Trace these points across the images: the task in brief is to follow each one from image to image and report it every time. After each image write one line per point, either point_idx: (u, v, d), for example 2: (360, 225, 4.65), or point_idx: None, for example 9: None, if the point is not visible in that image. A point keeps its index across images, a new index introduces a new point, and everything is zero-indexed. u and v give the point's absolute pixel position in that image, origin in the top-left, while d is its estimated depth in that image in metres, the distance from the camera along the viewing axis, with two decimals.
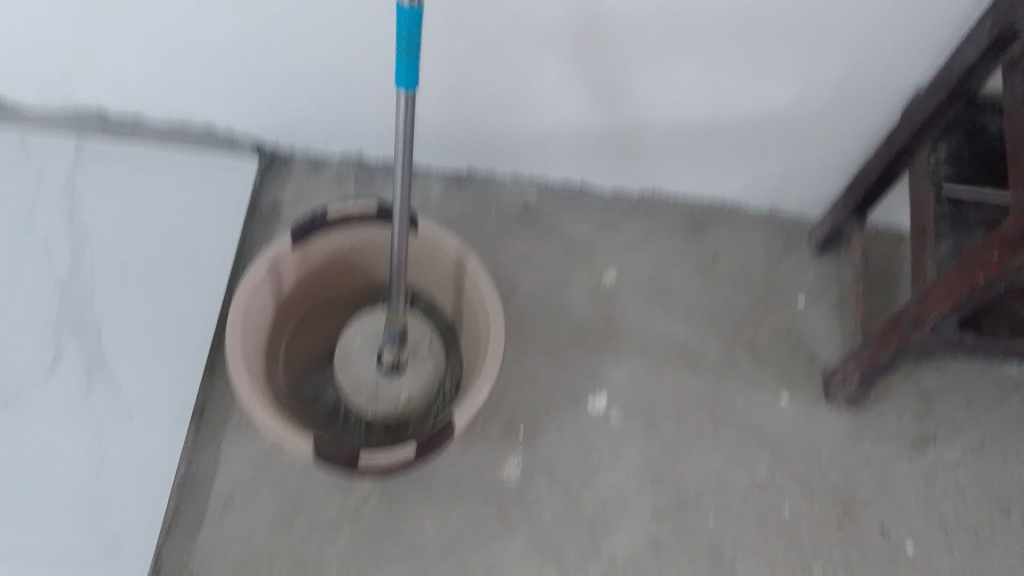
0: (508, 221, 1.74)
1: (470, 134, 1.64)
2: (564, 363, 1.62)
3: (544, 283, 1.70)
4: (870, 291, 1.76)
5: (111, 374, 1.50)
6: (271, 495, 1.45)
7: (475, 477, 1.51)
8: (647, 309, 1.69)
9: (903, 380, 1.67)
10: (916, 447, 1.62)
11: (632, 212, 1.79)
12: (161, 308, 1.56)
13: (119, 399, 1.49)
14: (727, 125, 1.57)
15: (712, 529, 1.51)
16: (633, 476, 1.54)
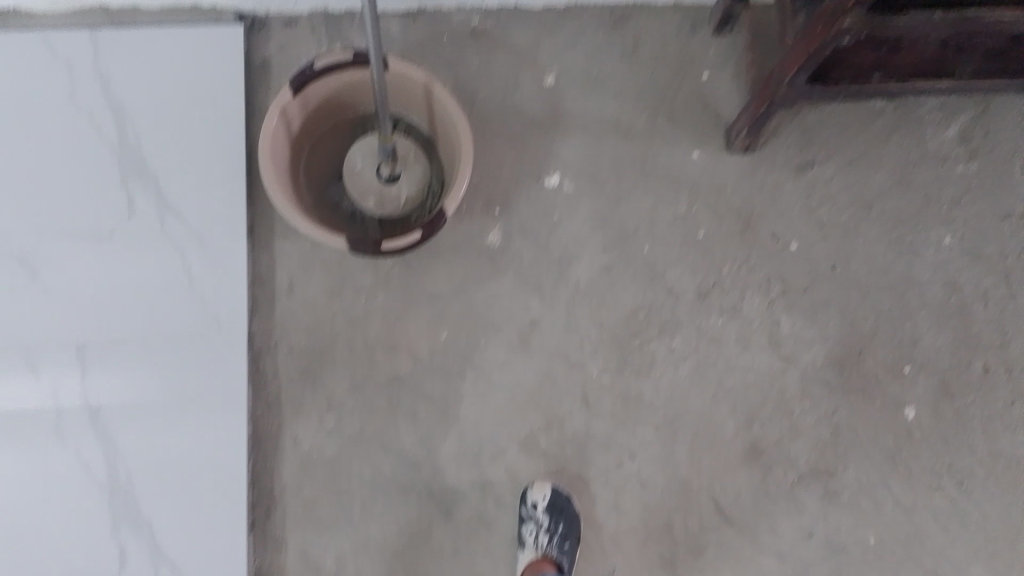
0: (464, 48, 1.19)
1: None
2: (516, 138, 1.17)
3: (512, 120, 1.17)
4: (902, 121, 1.21)
5: (14, 305, 1.00)
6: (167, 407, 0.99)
7: (419, 363, 1.05)
8: (582, 87, 1.20)
9: (938, 225, 1.18)
10: (928, 177, 1.20)
11: (628, 44, 1.21)
12: (83, 190, 1.04)
13: (25, 331, 1.00)
14: None
15: (687, 407, 1.09)
16: (610, 373, 1.09)
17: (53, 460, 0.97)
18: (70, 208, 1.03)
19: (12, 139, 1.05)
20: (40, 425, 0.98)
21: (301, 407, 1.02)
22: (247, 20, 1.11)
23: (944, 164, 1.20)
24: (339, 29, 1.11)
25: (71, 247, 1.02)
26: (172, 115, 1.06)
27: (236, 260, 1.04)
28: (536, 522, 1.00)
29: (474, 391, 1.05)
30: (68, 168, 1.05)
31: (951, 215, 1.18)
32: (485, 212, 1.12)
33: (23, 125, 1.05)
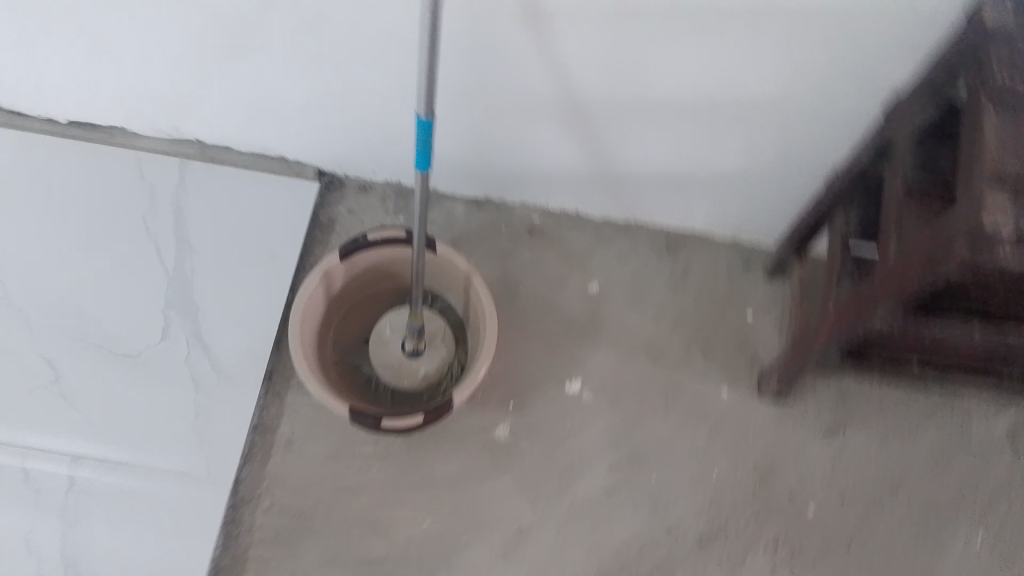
0: (518, 241, 1.23)
1: (471, 167, 1.16)
2: (549, 338, 1.17)
3: (549, 319, 1.19)
4: (945, 404, 1.16)
5: (32, 400, 1.03)
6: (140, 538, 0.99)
7: (396, 549, 1.02)
8: (624, 302, 1.21)
9: (970, 524, 1.10)
10: (965, 469, 1.13)
11: (678, 270, 1.23)
12: (130, 303, 1.09)
13: (33, 427, 1.02)
14: (765, 179, 1.08)
15: None
16: None
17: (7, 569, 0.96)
18: (112, 318, 1.08)
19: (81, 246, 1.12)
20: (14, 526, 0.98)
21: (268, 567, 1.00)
22: (323, 182, 1.21)
23: (984, 460, 1.14)
24: (405, 204, 1.20)
25: (102, 356, 1.06)
26: (227, 258, 1.13)
27: (244, 406, 1.06)
28: None
29: None
30: (123, 280, 1.10)
31: (985, 516, 1.11)
32: (500, 405, 1.12)
33: (91, 237, 1.12)
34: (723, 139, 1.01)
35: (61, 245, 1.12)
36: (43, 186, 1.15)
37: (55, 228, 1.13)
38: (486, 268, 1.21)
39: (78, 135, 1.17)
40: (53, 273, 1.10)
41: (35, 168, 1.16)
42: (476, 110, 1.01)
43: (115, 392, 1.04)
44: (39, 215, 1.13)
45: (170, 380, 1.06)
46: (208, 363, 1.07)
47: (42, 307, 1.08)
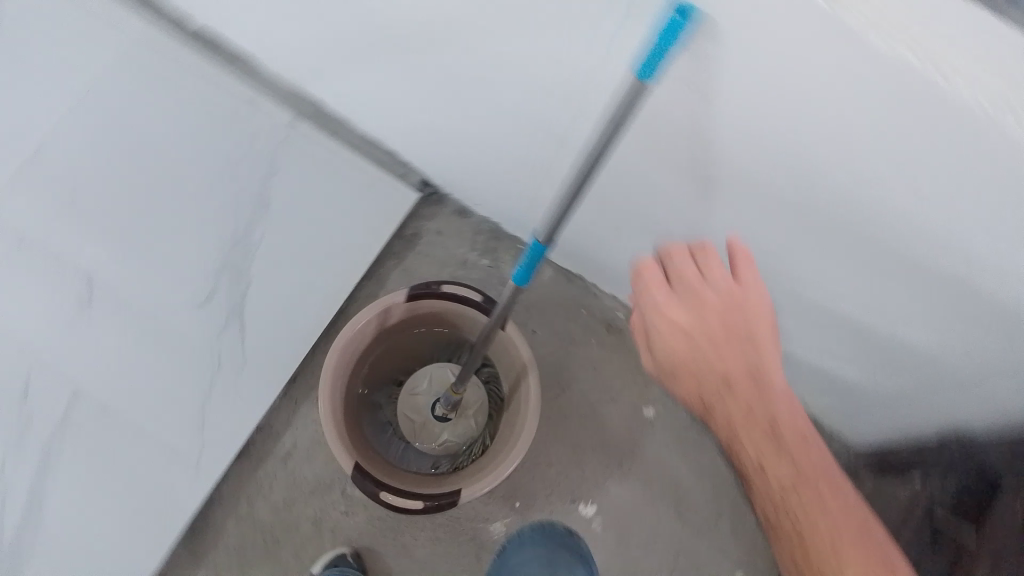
0: (590, 331, 1.11)
1: (567, 243, 1.03)
2: (581, 449, 1.08)
3: (588, 431, 1.08)
4: None
5: (42, 327, 0.96)
6: (105, 507, 0.95)
7: None
8: (676, 442, 1.09)
9: None
10: None
11: None
12: (178, 257, 1.01)
13: (35, 356, 0.96)
14: (877, 400, 0.93)
15: None
16: None
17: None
18: (156, 266, 1.00)
19: (149, 176, 1.02)
20: None
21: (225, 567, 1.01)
22: (422, 194, 1.13)
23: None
24: (497, 247, 1.13)
25: (131, 305, 0.99)
26: (297, 242, 1.06)
27: (257, 402, 1.04)
28: None
29: None
30: (179, 229, 1.02)
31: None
32: (503, 500, 1.05)
33: (169, 165, 1.03)
34: (848, 354, 0.86)
35: (137, 159, 1.03)
36: (138, 88, 1.04)
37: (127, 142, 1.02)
38: (546, 348, 1.10)
39: (179, 46, 1.04)
40: (111, 193, 1.01)
41: (135, 59, 1.04)
42: (599, 209, 0.88)
43: (131, 348, 0.98)
44: (123, 116, 1.03)
45: (191, 354, 1.00)
46: (241, 346, 1.03)
47: (94, 222, 1.00)
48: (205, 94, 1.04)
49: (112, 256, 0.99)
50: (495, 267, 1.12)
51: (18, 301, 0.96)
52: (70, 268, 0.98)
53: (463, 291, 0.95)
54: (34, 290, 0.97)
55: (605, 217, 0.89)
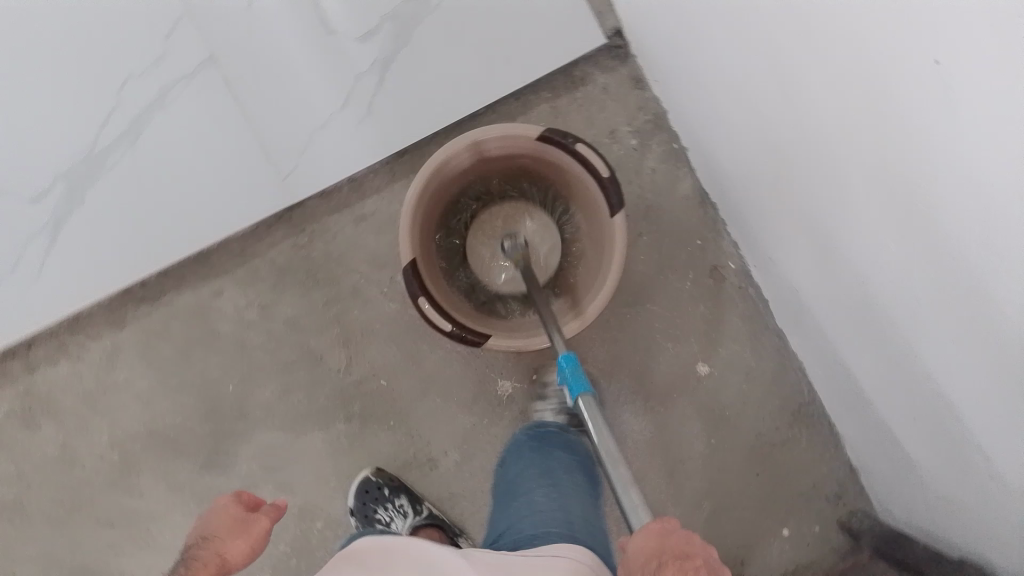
0: (692, 264, 1.04)
1: (726, 157, 0.93)
2: (614, 364, 1.04)
3: (635, 351, 1.04)
4: None
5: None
6: (185, 169, 0.96)
7: (339, 368, 1.02)
8: (705, 409, 1.04)
9: None
10: None
11: (783, 430, 1.03)
12: None
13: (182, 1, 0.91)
14: (918, 482, 0.85)
15: None
16: None
17: (77, 80, 0.91)
18: None
19: None
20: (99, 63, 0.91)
21: (252, 280, 1.02)
22: (611, 45, 1.04)
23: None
24: (651, 135, 1.04)
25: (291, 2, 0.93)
26: (476, 30, 0.98)
27: (358, 159, 1.01)
28: None
29: (336, 435, 1.01)
30: None
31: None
32: (522, 369, 1.01)
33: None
34: (919, 421, 0.78)
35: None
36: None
37: None
38: (645, 257, 1.04)
39: None
40: None
41: None
42: (777, 144, 0.79)
43: (271, 43, 0.94)
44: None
45: (326, 76, 0.97)
46: (372, 93, 0.98)
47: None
48: None
49: None
50: (640, 155, 1.04)
51: None
52: None
53: (598, 162, 0.88)
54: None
55: (780, 149, 0.79)
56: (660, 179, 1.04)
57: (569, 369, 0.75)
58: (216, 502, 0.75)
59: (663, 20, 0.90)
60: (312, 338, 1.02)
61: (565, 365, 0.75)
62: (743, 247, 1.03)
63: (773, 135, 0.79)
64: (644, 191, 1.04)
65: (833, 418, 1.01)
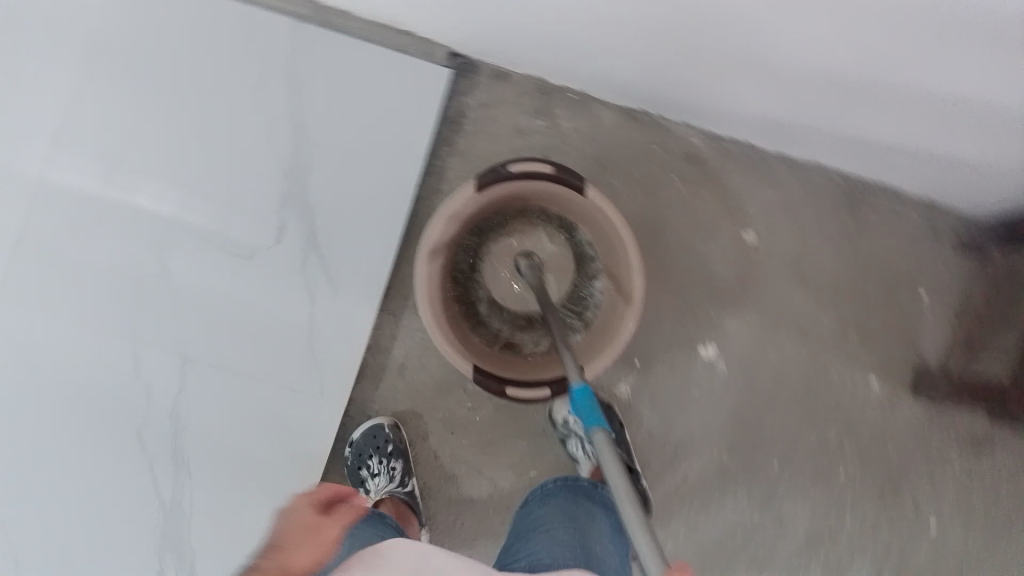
0: (669, 170, 1.04)
1: (621, 71, 0.93)
2: (686, 294, 1.03)
3: (690, 272, 1.03)
4: None
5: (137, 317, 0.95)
6: (245, 461, 0.96)
7: (491, 493, 1.01)
8: (779, 264, 1.04)
9: None
10: None
11: (850, 224, 1.03)
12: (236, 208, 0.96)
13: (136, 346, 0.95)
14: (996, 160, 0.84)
15: None
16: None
17: (117, 467, 0.95)
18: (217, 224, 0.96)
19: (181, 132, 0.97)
20: (122, 441, 0.95)
21: None
22: (454, 67, 1.02)
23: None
24: (547, 105, 1.04)
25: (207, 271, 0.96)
26: (352, 153, 0.98)
27: (361, 326, 0.99)
28: None
29: None
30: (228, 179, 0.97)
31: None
32: (623, 362, 1.02)
33: (193, 106, 0.97)
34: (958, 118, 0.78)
35: (171, 104, 0.97)
36: (148, 35, 0.97)
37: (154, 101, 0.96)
38: (630, 197, 1.04)
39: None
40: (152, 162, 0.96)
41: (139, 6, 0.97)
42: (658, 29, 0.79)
43: (220, 312, 0.96)
44: (134, 61, 0.97)
45: (279, 295, 0.97)
46: (323, 275, 0.98)
47: (146, 183, 0.96)
48: (213, 27, 0.97)
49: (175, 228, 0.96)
50: (556, 127, 1.04)
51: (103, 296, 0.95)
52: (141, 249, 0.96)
53: (539, 166, 0.89)
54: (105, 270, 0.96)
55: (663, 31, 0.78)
56: (586, 131, 1.04)
57: (586, 406, 0.73)
58: (296, 503, 0.66)
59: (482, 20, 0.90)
60: (452, 491, 1.02)
61: (579, 401, 0.73)
62: (694, 122, 1.02)
63: (649, 25, 0.78)
64: (583, 150, 1.04)
65: (878, 179, 1.01)
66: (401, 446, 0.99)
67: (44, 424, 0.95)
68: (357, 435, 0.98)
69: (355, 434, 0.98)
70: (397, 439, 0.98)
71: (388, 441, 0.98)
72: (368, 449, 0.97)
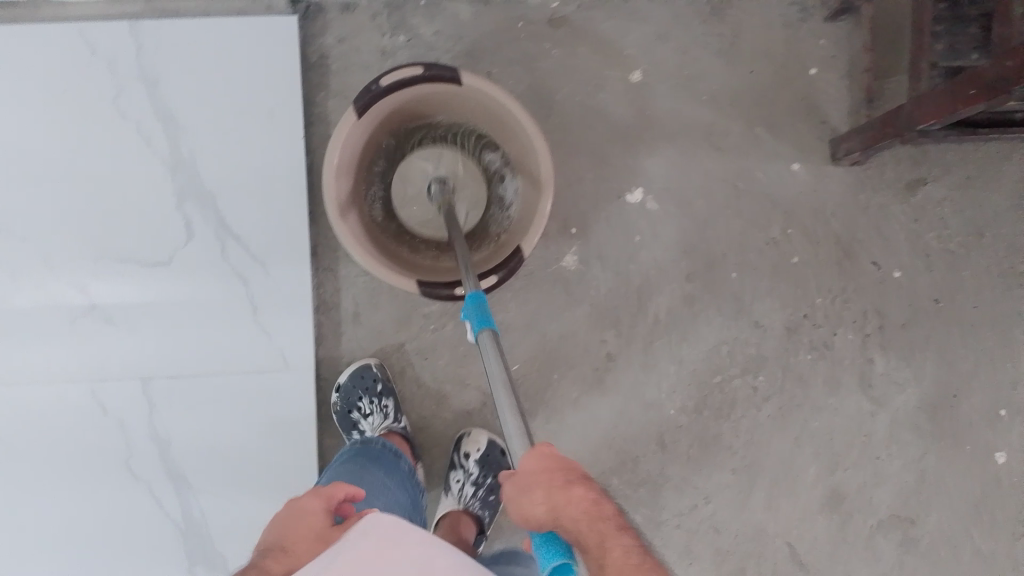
0: (539, 38, 1.03)
1: None
2: (598, 150, 1.04)
3: (593, 127, 1.04)
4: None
5: (90, 358, 0.96)
6: (244, 453, 0.98)
7: (485, 398, 1.03)
8: (674, 91, 1.05)
9: None
10: None
11: (724, 28, 1.04)
12: (141, 223, 0.96)
13: (100, 384, 0.96)
14: None
15: (759, 445, 1.04)
16: (679, 408, 1.04)
17: (129, 501, 0.97)
18: (129, 245, 0.97)
19: (60, 169, 0.96)
20: (122, 476, 0.97)
21: None
22: (298, 11, 1.00)
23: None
24: (401, 18, 1.02)
25: (140, 291, 0.97)
26: (230, 131, 0.97)
27: (301, 288, 0.98)
28: (464, 470, 1.00)
29: (545, 427, 1.04)
30: (122, 198, 0.96)
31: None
32: (561, 235, 1.03)
33: (58, 138, 0.95)
34: None
35: (35, 146, 0.95)
36: None
37: (21, 148, 0.95)
38: (513, 76, 1.03)
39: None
40: (45, 208, 0.95)
41: None
42: None
43: (166, 325, 0.97)
44: None
45: (214, 290, 0.97)
46: (246, 257, 0.97)
47: (40, 230, 0.95)
48: (48, 57, 0.95)
49: (91, 262, 0.96)
50: (416, 35, 1.02)
51: (52, 350, 0.96)
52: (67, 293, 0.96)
53: (410, 70, 0.87)
54: (35, 326, 0.96)
55: None
56: (447, 29, 1.02)
57: (476, 307, 0.72)
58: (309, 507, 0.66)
59: None
60: (448, 412, 1.03)
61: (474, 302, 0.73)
62: None
63: None
64: (451, 49, 1.02)
65: None
66: (390, 385, 0.99)
67: (39, 490, 0.96)
68: (344, 379, 0.98)
69: (344, 377, 0.99)
70: (385, 378, 0.98)
71: (376, 381, 0.98)
72: (357, 390, 0.98)
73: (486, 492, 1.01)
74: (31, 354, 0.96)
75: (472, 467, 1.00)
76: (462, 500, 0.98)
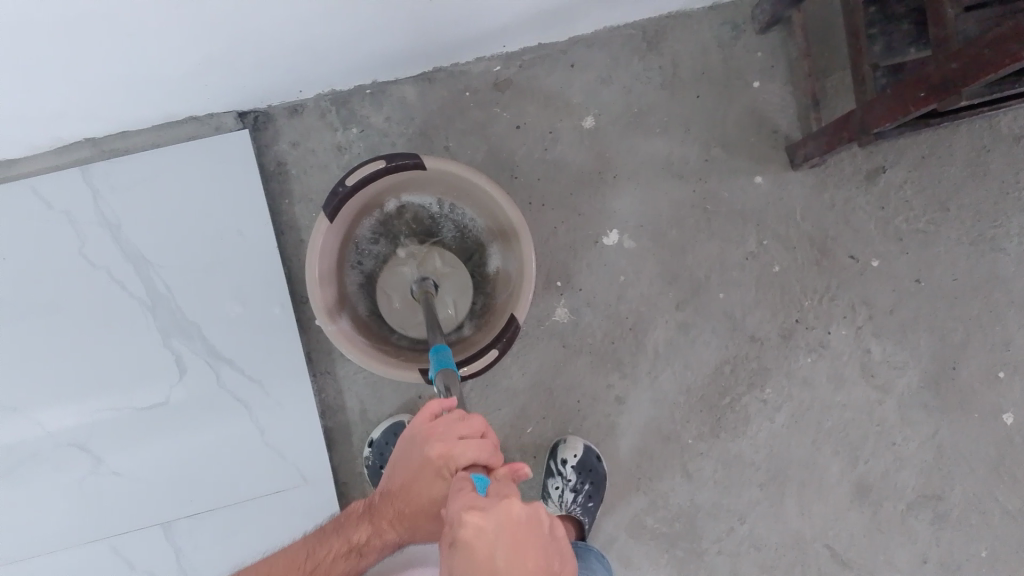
0: (488, 105, 1.04)
1: (398, 48, 0.91)
2: (567, 200, 1.06)
3: (555, 181, 1.05)
4: None
5: (108, 509, 0.96)
6: None
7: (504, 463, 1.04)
8: (627, 129, 1.06)
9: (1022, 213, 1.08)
10: (1005, 161, 1.08)
11: (663, 60, 1.06)
12: (130, 366, 0.95)
13: (122, 532, 0.96)
14: None
15: (778, 453, 1.07)
16: (694, 434, 1.06)
17: None
18: (121, 390, 0.95)
19: (38, 333, 0.94)
20: None
21: None
22: (248, 126, 1.00)
23: (1019, 143, 1.07)
24: (350, 111, 1.02)
25: (141, 434, 0.96)
26: (200, 258, 0.97)
27: (302, 399, 0.98)
28: (563, 477, 1.01)
29: None
30: (107, 345, 0.95)
31: None
32: (547, 290, 1.05)
33: (25, 301, 0.94)
34: None
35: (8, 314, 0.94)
36: None
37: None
38: (468, 147, 1.04)
39: None
40: (32, 373, 0.94)
41: None
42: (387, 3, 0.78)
43: (175, 460, 0.96)
44: None
45: (216, 417, 0.97)
46: (243, 377, 0.97)
47: (33, 396, 0.94)
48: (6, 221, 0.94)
49: (87, 415, 0.95)
50: (368, 125, 1.02)
51: (69, 509, 0.95)
52: (70, 453, 0.95)
53: (374, 166, 0.87)
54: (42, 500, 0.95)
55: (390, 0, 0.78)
56: (395, 114, 1.03)
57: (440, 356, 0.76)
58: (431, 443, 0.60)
59: (239, 78, 0.88)
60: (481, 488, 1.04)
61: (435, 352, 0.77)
62: (484, 52, 1.01)
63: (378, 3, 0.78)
64: (405, 132, 1.03)
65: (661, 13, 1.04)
66: None
67: None
68: (377, 434, 0.99)
69: (377, 432, 0.99)
70: None
71: None
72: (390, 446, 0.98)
73: (585, 498, 1.02)
74: (49, 518, 0.95)
75: (570, 472, 1.01)
76: (563, 504, 1.01)
